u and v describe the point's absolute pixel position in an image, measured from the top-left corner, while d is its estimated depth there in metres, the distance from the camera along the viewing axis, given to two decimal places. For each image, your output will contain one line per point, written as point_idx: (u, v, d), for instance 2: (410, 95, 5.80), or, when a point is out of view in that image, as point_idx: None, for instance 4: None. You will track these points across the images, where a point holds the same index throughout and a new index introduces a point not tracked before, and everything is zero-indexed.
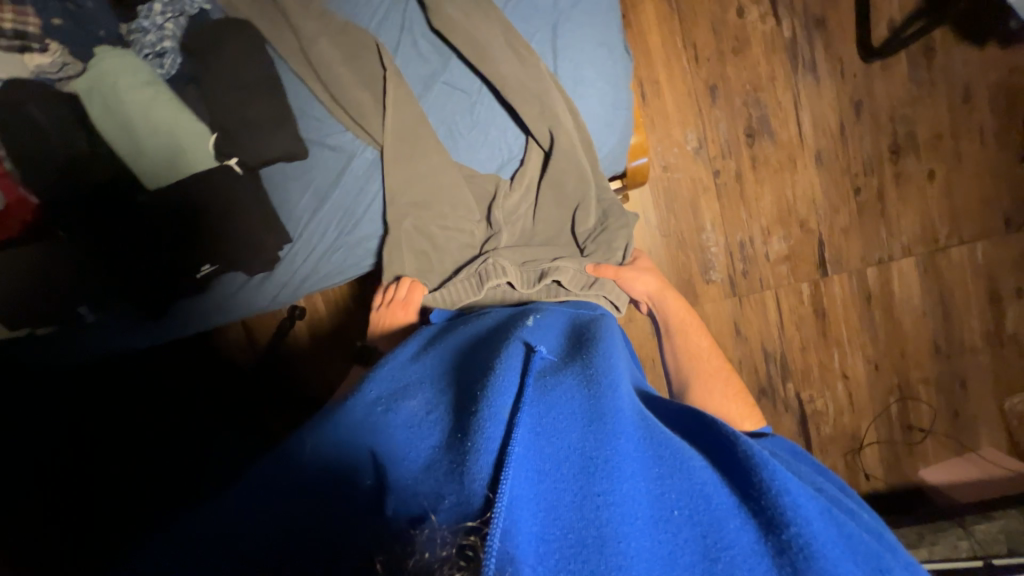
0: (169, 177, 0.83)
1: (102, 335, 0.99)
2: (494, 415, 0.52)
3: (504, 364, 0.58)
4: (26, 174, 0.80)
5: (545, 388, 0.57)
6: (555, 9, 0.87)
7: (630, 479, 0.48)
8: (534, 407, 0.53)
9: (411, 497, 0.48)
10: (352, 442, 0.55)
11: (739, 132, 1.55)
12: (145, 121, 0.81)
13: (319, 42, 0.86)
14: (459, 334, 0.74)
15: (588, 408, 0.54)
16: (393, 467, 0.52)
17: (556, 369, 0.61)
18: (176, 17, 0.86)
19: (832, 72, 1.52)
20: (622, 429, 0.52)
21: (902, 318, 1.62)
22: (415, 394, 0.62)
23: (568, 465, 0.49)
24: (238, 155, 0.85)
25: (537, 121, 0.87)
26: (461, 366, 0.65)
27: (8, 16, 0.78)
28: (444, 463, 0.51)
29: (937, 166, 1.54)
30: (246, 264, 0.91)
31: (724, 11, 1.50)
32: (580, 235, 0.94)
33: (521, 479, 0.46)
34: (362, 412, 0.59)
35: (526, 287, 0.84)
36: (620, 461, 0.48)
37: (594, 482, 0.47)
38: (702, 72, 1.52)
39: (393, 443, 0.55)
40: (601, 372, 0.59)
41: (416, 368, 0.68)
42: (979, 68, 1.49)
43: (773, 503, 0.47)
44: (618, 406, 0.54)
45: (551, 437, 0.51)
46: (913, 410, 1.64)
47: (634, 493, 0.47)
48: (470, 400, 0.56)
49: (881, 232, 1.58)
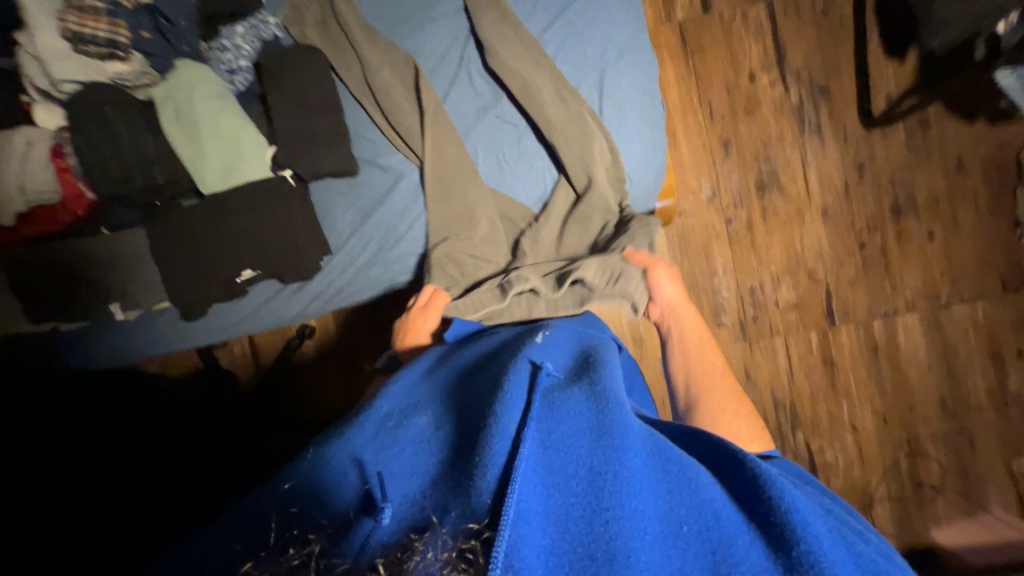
0: (224, 183, 0.88)
1: (122, 336, 0.99)
2: (501, 432, 0.52)
3: (511, 381, 0.58)
4: (89, 170, 0.84)
5: (552, 406, 0.57)
6: (602, 57, 0.94)
7: (638, 494, 0.47)
8: (542, 423, 0.54)
9: (417, 511, 0.48)
10: (360, 454, 0.55)
11: (751, 184, 1.63)
12: (211, 131, 0.86)
13: (382, 71, 0.92)
14: (468, 352, 0.74)
15: (596, 424, 0.53)
16: (400, 482, 0.52)
17: (562, 387, 0.61)
18: (256, 41, 0.91)
19: (836, 136, 1.63)
20: (631, 445, 0.51)
21: (908, 371, 1.64)
22: (423, 410, 0.62)
23: (575, 480, 0.48)
24: (293, 168, 0.89)
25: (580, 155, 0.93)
26: (468, 382, 0.65)
27: (102, 26, 0.81)
28: (450, 478, 0.51)
29: (935, 227, 1.63)
30: (285, 272, 0.92)
31: (737, 75, 1.62)
32: (602, 239, 0.94)
33: (529, 492, 0.46)
34: (369, 428, 0.59)
35: (552, 292, 0.86)
36: (628, 477, 0.47)
37: (602, 497, 0.46)
38: (716, 127, 1.63)
39: (399, 458, 0.55)
40: (609, 390, 0.59)
41: (425, 386, 0.68)
42: (970, 141, 1.61)
43: (780, 519, 0.47)
44: (626, 422, 0.53)
45: (559, 454, 0.51)
46: (923, 467, 1.63)
47: (643, 508, 0.46)
48: (477, 416, 0.56)
49: (885, 287, 1.64)
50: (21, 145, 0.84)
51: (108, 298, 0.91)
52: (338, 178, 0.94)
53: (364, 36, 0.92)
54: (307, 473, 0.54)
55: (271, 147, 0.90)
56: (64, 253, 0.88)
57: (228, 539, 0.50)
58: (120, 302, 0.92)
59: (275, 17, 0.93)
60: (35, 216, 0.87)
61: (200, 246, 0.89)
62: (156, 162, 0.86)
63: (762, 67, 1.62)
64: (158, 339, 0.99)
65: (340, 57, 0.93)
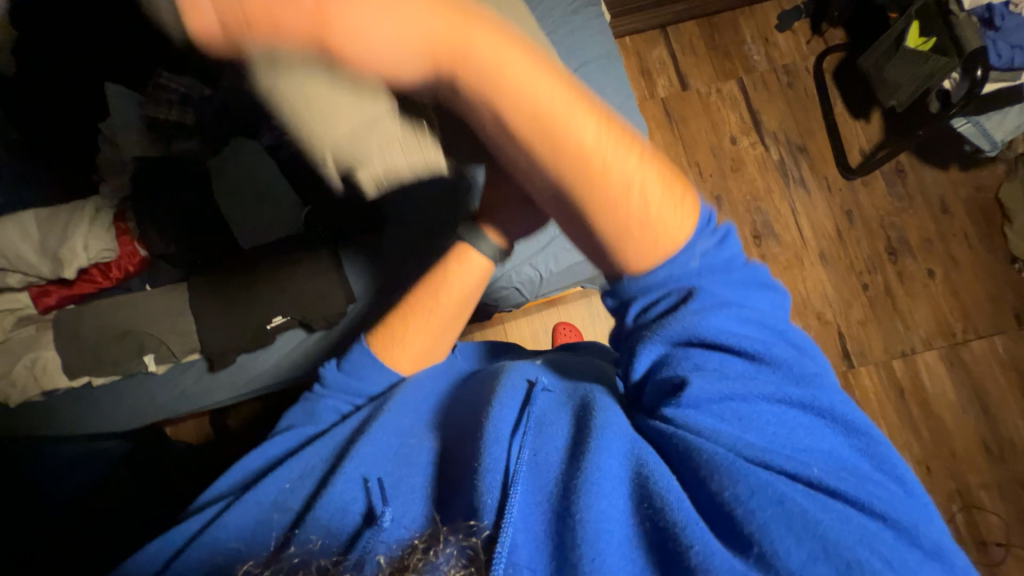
0: (266, 237, 1.01)
1: (150, 388, 1.03)
2: (496, 439, 0.53)
3: (500, 398, 0.58)
4: (145, 231, 0.96)
5: (542, 426, 0.55)
6: None
7: (608, 496, 0.45)
8: (530, 442, 0.53)
9: (421, 520, 0.49)
10: (359, 470, 0.57)
11: (747, 234, 1.73)
12: (257, 193, 1.01)
13: None
14: (475, 374, 0.73)
15: (578, 436, 0.52)
16: (401, 494, 0.54)
17: (555, 406, 0.59)
18: None
19: (820, 187, 1.75)
20: (607, 449, 0.49)
21: (941, 413, 1.58)
22: (424, 434, 0.63)
23: (553, 494, 0.48)
24: (325, 224, 1.01)
25: None
26: (462, 405, 0.65)
27: (174, 113, 0.99)
28: (452, 495, 0.52)
29: (934, 266, 1.68)
30: (312, 320, 0.98)
31: (720, 140, 1.79)
32: None
33: (520, 506, 0.47)
34: (380, 440, 0.60)
35: None
36: (600, 478, 0.46)
37: (574, 499, 0.45)
38: (706, 185, 1.76)
39: (405, 477, 0.56)
40: (599, 400, 0.56)
41: (431, 404, 0.67)
42: (948, 186, 1.72)
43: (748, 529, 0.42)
44: (611, 426, 0.51)
45: (544, 471, 0.51)
46: (982, 521, 1.49)
47: (612, 511, 0.45)
48: (472, 435, 0.57)
49: (898, 326, 1.64)
50: (90, 211, 0.98)
51: (144, 349, 0.97)
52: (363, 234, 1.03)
53: None
54: (315, 491, 0.57)
55: (304, 208, 1.02)
56: (114, 310, 0.97)
57: (234, 538, 0.53)
58: (154, 353, 0.98)
59: None
60: (92, 272, 1.00)
61: (234, 296, 0.96)
62: (207, 222, 0.99)
63: (741, 132, 1.80)
64: (182, 393, 1.03)
65: None
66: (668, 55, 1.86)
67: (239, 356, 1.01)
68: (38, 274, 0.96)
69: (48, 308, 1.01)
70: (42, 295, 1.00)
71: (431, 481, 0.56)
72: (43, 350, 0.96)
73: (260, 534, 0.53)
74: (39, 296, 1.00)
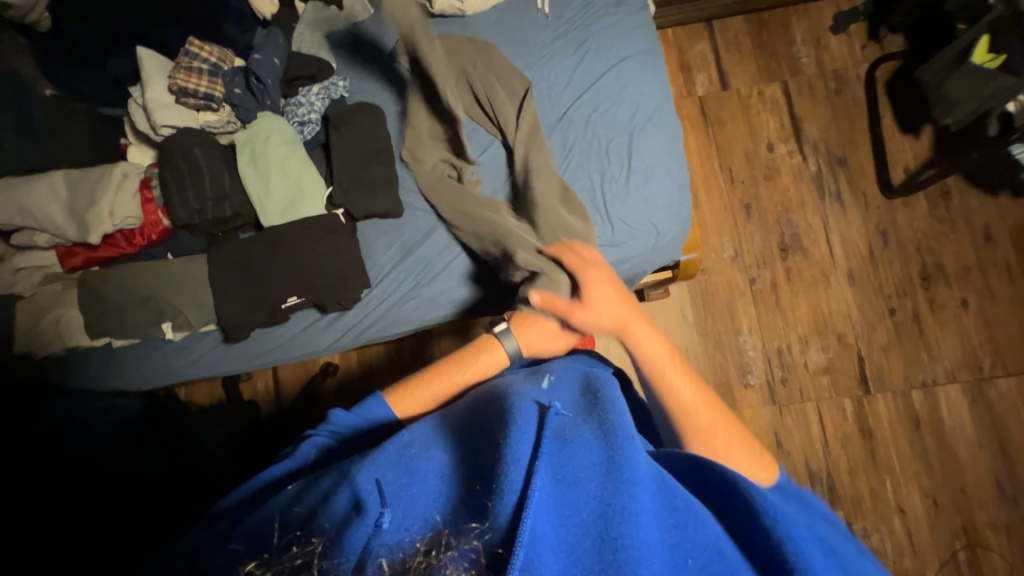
0: (284, 216, 0.98)
1: (164, 354, 1.05)
2: (514, 462, 0.52)
3: (517, 420, 0.58)
4: (170, 201, 0.96)
5: (565, 441, 0.56)
6: (632, 121, 1.00)
7: (646, 525, 0.49)
8: (555, 457, 0.54)
9: (426, 526, 0.51)
10: (367, 476, 0.59)
11: (773, 246, 1.67)
12: (280, 170, 0.98)
13: (423, 140, 1.03)
14: (471, 394, 0.74)
15: (605, 460, 0.54)
16: (411, 502, 0.55)
17: (573, 422, 0.61)
18: (326, 99, 1.05)
19: (856, 203, 1.68)
20: (638, 480, 0.52)
21: (957, 448, 1.53)
22: (438, 446, 0.63)
23: (588, 514, 0.50)
24: (346, 207, 0.99)
25: (596, 216, 0.97)
26: (473, 420, 0.66)
27: (204, 83, 0.97)
28: (467, 502, 0.53)
29: (969, 296, 1.60)
30: (326, 302, 0.98)
31: (755, 145, 1.72)
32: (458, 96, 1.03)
33: (544, 519, 0.48)
34: (382, 456, 0.62)
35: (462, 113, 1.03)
36: (637, 510, 0.49)
37: (612, 527, 0.48)
38: (737, 191, 1.70)
39: (415, 484, 0.57)
40: (618, 427, 0.59)
41: (438, 424, 0.68)
42: (995, 212, 1.63)
43: (782, 554, 0.49)
44: (635, 459, 0.54)
45: (572, 488, 0.52)
46: (986, 561, 1.46)
47: (650, 539, 0.48)
48: (489, 446, 0.58)
49: (922, 355, 1.58)
50: (118, 176, 0.99)
51: (162, 317, 0.99)
52: (383, 219, 1.02)
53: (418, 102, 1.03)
54: (321, 494, 0.59)
55: (328, 189, 1.00)
56: (134, 275, 0.99)
57: (238, 536, 0.56)
58: (172, 321, 1.00)
59: (344, 80, 1.06)
60: (116, 238, 1.02)
61: (251, 272, 0.97)
62: (229, 196, 0.98)
63: (779, 138, 1.72)
64: (197, 361, 1.04)
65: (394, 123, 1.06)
66: (710, 51, 1.77)
67: (255, 331, 1.02)
68: (64, 236, 0.97)
69: (73, 268, 1.03)
70: (69, 255, 1.02)
71: (445, 488, 0.56)
72: (67, 307, 1.00)
73: (249, 539, 0.54)
74: (65, 256, 1.02)
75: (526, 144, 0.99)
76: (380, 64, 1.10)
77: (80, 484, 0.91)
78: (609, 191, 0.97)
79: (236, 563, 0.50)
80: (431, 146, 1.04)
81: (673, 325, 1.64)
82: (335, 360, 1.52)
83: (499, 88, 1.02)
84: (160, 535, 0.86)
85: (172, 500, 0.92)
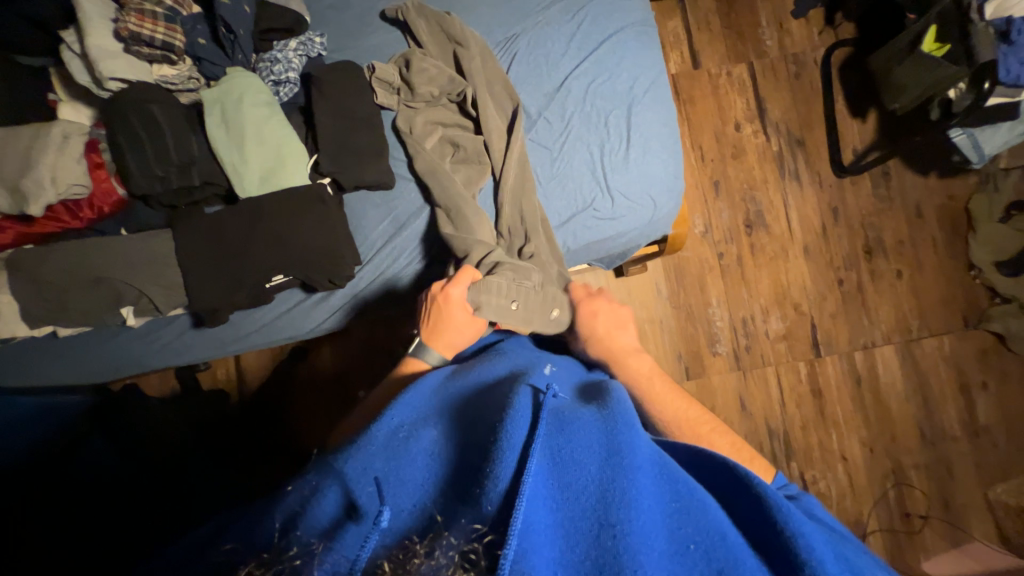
0: (262, 187, 0.88)
1: (118, 340, 0.95)
2: (508, 446, 0.50)
3: (514, 402, 0.56)
4: (127, 168, 0.84)
5: (562, 423, 0.55)
6: (630, 93, 0.99)
7: (646, 511, 0.47)
8: (555, 440, 0.52)
9: (425, 523, 0.47)
10: (364, 469, 0.53)
11: (739, 222, 1.76)
12: (256, 135, 0.88)
13: (416, 111, 0.98)
14: (466, 375, 0.72)
15: (605, 443, 0.52)
16: (407, 490, 0.51)
17: (570, 406, 0.59)
18: (303, 57, 0.95)
19: (812, 182, 1.80)
20: (639, 465, 0.50)
21: (889, 400, 1.73)
22: (431, 424, 0.60)
23: (585, 497, 0.48)
24: (334, 176, 0.91)
25: (594, 189, 0.97)
26: (467, 404, 0.63)
27: (161, 29, 0.84)
28: (460, 490, 0.50)
29: (902, 267, 1.79)
30: (315, 281, 0.91)
31: (724, 125, 1.79)
32: (442, 68, 0.98)
33: (537, 508, 0.45)
34: (368, 441, 0.56)
35: (453, 85, 0.98)
36: (637, 495, 0.47)
37: (610, 513, 0.46)
38: (707, 169, 1.77)
39: (407, 469, 0.53)
40: (619, 411, 0.57)
41: (432, 402, 0.66)
42: (926, 191, 1.81)
43: (786, 543, 0.48)
44: (635, 443, 0.52)
45: (568, 470, 0.50)
46: (910, 496, 1.68)
47: (651, 526, 0.46)
48: (483, 431, 0.55)
49: (863, 320, 1.76)
50: (57, 137, 0.85)
51: (121, 300, 0.87)
52: (373, 191, 0.96)
53: (410, 67, 0.97)
54: (308, 486, 0.54)
55: (313, 158, 0.92)
56: (83, 253, 0.87)
57: (230, 537, 0.51)
58: (133, 306, 0.88)
59: (321, 37, 0.97)
60: (57, 210, 0.88)
61: (225, 250, 0.88)
62: (197, 162, 0.87)
63: (745, 119, 1.79)
64: (162, 347, 0.96)
65: (384, 83, 0.97)
66: (682, 29, 1.80)
67: (232, 314, 0.94)
68: None
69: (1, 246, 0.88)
70: None
71: (440, 473, 0.53)
72: None
73: (240, 536, 0.50)
74: None
75: (512, 152, 0.95)
76: (361, 23, 1.01)
77: (40, 491, 0.85)
78: (609, 163, 0.97)
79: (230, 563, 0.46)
80: (428, 127, 0.98)
81: (649, 299, 1.71)
82: (307, 345, 1.43)
83: (488, 72, 0.98)
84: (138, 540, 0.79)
85: (148, 501, 0.86)
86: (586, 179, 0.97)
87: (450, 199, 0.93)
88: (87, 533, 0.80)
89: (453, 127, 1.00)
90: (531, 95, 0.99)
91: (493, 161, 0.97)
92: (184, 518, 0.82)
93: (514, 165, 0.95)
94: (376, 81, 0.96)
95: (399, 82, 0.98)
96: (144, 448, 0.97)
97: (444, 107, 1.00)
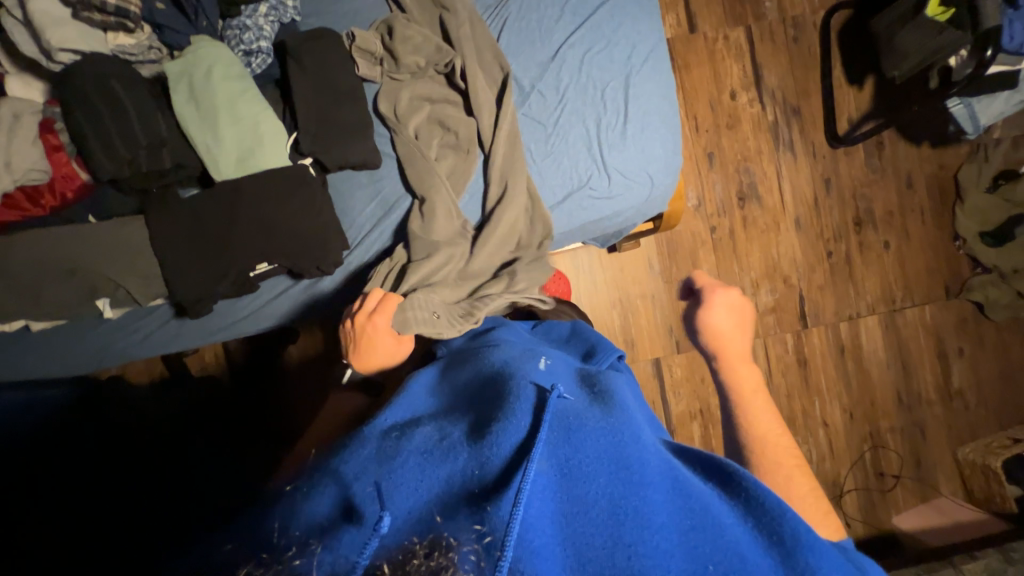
0: (238, 169, 0.83)
1: (96, 332, 0.91)
2: (503, 453, 0.51)
3: (514, 406, 0.57)
4: (88, 151, 0.77)
5: (568, 431, 0.55)
6: (628, 63, 0.94)
7: (660, 529, 0.47)
8: (560, 449, 0.53)
9: (423, 526, 0.45)
10: (364, 472, 0.52)
11: (732, 195, 1.74)
12: (230, 112, 0.82)
13: (401, 84, 0.92)
14: (466, 368, 0.71)
15: (614, 453, 0.52)
16: (405, 493, 0.49)
17: (576, 408, 0.59)
18: (275, 23, 0.88)
19: (806, 153, 1.77)
20: (649, 480, 0.50)
21: (870, 368, 1.79)
22: (433, 425, 0.59)
23: (596, 510, 0.48)
24: (317, 157, 0.86)
25: (590, 167, 0.94)
26: (467, 403, 0.62)
27: None
28: (464, 493, 0.49)
29: (891, 238, 1.80)
30: (302, 269, 0.87)
31: (719, 93, 1.73)
32: (428, 37, 0.92)
33: (545, 521, 0.46)
34: (368, 445, 0.56)
35: (439, 56, 0.92)
36: (650, 512, 0.47)
37: (624, 532, 0.46)
38: (701, 140, 1.73)
39: (406, 470, 0.52)
40: (625, 420, 0.58)
41: (432, 404, 0.65)
42: (918, 161, 1.80)
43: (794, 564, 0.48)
44: (644, 456, 0.53)
45: (576, 482, 0.50)
46: (885, 457, 1.77)
47: (665, 544, 0.46)
48: (484, 433, 0.54)
49: (850, 291, 1.79)
50: (7, 117, 0.78)
51: (96, 293, 0.83)
52: (358, 171, 0.91)
53: (394, 37, 0.90)
54: (307, 485, 0.54)
55: (292, 136, 0.87)
56: (49, 243, 0.81)
57: (229, 540, 0.50)
58: (109, 298, 0.84)
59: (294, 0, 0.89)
60: (14, 197, 0.81)
61: (205, 237, 0.83)
62: (167, 142, 0.81)
63: (741, 87, 1.74)
64: (145, 339, 0.92)
65: (366, 53, 0.90)
66: None
67: (216, 304, 0.90)
68: None
69: None
70: None
71: (444, 480, 0.51)
72: None
73: (241, 536, 0.49)
74: None
75: (504, 128, 0.91)
76: None
77: (36, 481, 0.85)
78: (606, 139, 0.93)
79: (230, 560, 0.45)
80: (414, 101, 0.92)
81: (641, 273, 1.70)
82: (296, 328, 1.40)
83: (477, 40, 0.92)
84: (128, 537, 0.78)
85: (140, 497, 0.85)
86: (582, 157, 0.94)
87: (433, 181, 0.89)
88: (83, 528, 0.80)
89: (442, 100, 0.94)
90: (524, 66, 0.94)
91: (484, 138, 0.92)
92: (160, 519, 0.81)
93: (507, 142, 0.91)
94: (357, 51, 0.89)
95: (382, 52, 0.91)
96: (136, 439, 0.95)
97: (431, 79, 0.94)
